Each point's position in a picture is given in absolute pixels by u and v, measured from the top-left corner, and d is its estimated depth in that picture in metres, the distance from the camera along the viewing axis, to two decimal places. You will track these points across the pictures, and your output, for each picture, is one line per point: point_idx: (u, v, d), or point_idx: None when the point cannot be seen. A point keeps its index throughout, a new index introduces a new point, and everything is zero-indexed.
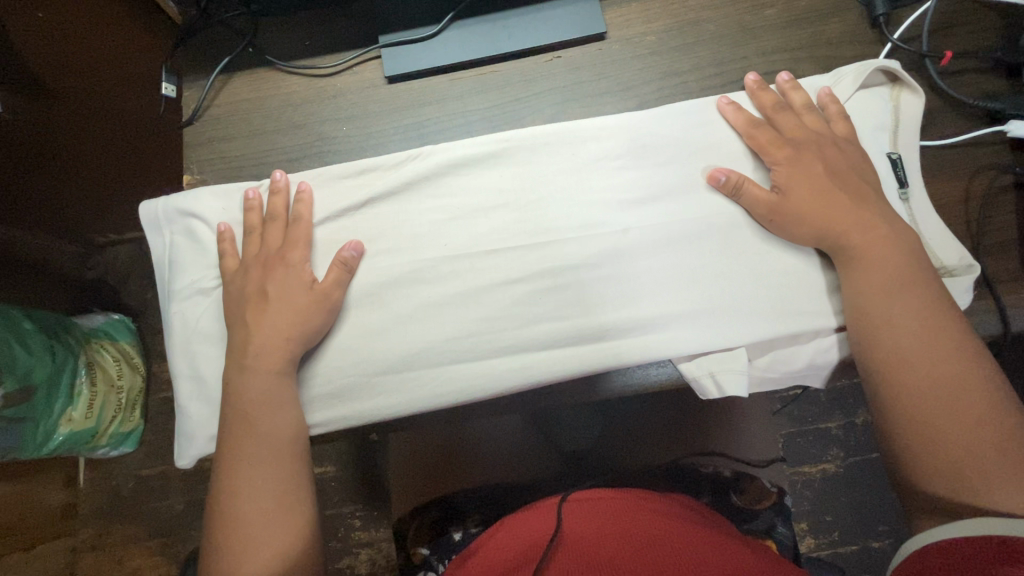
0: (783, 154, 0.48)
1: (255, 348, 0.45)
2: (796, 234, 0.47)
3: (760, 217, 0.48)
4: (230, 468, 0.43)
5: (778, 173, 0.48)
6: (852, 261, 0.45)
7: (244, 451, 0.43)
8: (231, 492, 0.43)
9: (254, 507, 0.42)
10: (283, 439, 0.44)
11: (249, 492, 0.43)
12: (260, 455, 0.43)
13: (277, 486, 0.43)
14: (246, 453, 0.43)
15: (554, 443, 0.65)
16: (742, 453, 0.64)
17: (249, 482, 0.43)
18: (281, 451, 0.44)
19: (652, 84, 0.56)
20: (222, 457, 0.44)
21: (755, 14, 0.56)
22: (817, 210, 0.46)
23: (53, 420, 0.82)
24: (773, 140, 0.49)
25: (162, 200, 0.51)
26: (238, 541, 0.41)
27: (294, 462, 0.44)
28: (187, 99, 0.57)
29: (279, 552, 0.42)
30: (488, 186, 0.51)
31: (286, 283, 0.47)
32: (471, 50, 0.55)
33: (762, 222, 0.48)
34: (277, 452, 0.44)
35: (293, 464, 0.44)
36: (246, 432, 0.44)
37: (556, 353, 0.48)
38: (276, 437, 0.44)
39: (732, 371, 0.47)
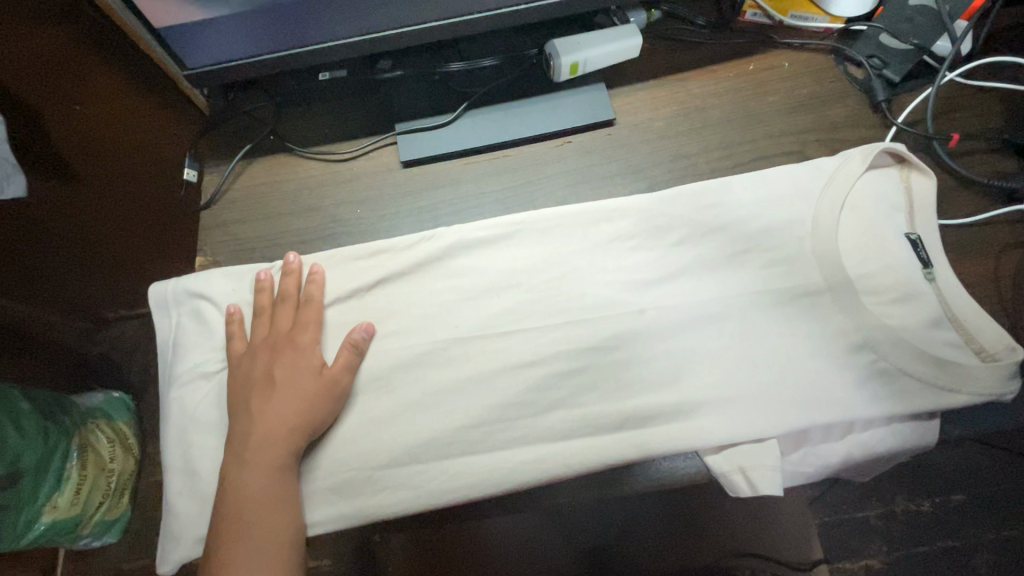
0: None
1: (258, 437, 0.43)
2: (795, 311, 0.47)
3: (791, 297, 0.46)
4: None
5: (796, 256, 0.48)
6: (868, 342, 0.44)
7: (235, 560, 0.39)
8: None
9: None
10: (281, 543, 0.40)
11: None
12: (252, 563, 0.39)
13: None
14: (236, 561, 0.39)
15: (574, 539, 0.60)
16: (779, 553, 0.61)
17: None
18: (274, 559, 0.40)
19: (662, 166, 0.56)
20: (208, 565, 0.39)
21: (758, 102, 0.58)
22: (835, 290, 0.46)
23: (36, 508, 0.77)
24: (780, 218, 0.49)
25: (173, 281, 0.51)
26: None
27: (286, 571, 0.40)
28: (206, 183, 0.58)
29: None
30: (502, 266, 0.50)
31: (293, 368, 0.45)
32: (485, 136, 0.57)
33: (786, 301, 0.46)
34: (269, 560, 0.40)
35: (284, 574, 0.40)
36: (240, 534, 0.40)
37: (574, 443, 0.44)
38: (271, 540, 0.40)
39: (765, 468, 0.43)
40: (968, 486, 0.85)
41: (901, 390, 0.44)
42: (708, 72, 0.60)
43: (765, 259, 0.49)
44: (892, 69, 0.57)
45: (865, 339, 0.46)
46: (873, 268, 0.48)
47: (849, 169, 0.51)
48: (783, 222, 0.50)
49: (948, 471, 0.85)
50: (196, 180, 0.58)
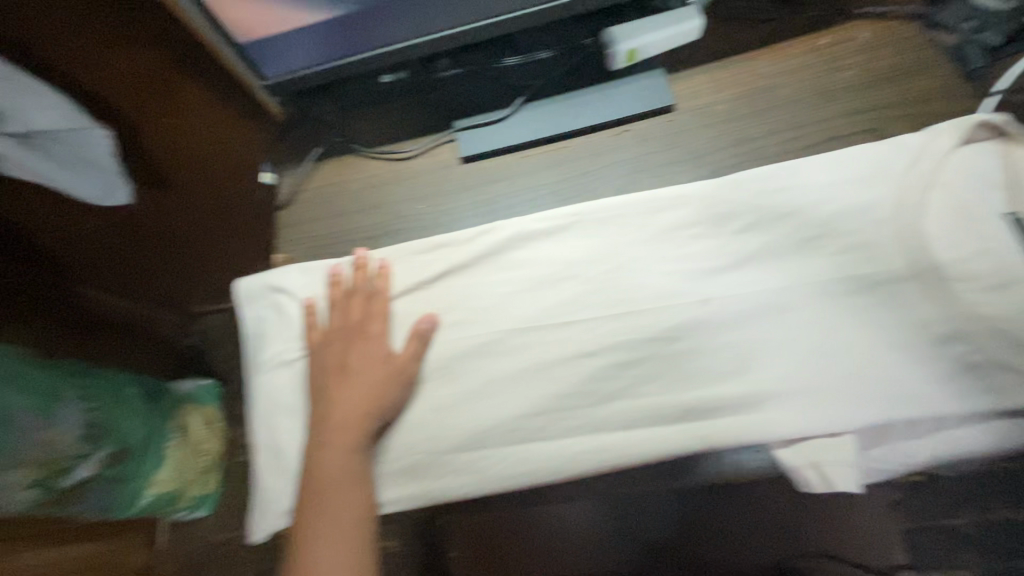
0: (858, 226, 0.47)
1: (335, 420, 0.46)
2: (873, 301, 0.45)
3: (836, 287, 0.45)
4: (302, 548, 0.42)
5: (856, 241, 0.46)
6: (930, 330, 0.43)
7: (317, 533, 0.42)
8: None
9: None
10: (358, 518, 0.43)
11: None
12: (331, 536, 0.42)
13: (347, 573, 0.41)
14: (318, 534, 0.42)
15: (633, 536, 0.60)
16: (856, 553, 0.60)
17: (317, 566, 0.41)
18: (352, 534, 0.43)
19: (726, 151, 0.54)
20: (294, 536, 0.43)
21: (832, 77, 0.55)
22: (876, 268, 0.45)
23: (143, 484, 0.87)
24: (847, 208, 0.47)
25: (256, 277, 0.55)
26: None
27: (362, 545, 0.43)
28: (284, 184, 0.62)
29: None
30: (560, 257, 0.51)
31: (365, 356, 0.48)
32: (541, 128, 0.58)
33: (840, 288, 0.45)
34: (347, 534, 0.43)
35: (360, 547, 0.42)
36: (321, 510, 0.43)
37: (634, 433, 0.44)
38: (348, 516, 0.43)
39: (841, 463, 0.41)
40: None
41: (998, 384, 0.41)
42: (776, 50, 0.57)
43: (839, 245, 0.46)
44: (992, 33, 0.53)
45: (956, 329, 0.42)
46: (966, 252, 0.44)
47: (937, 146, 0.47)
48: (861, 206, 0.47)
49: None
50: (275, 181, 0.61)
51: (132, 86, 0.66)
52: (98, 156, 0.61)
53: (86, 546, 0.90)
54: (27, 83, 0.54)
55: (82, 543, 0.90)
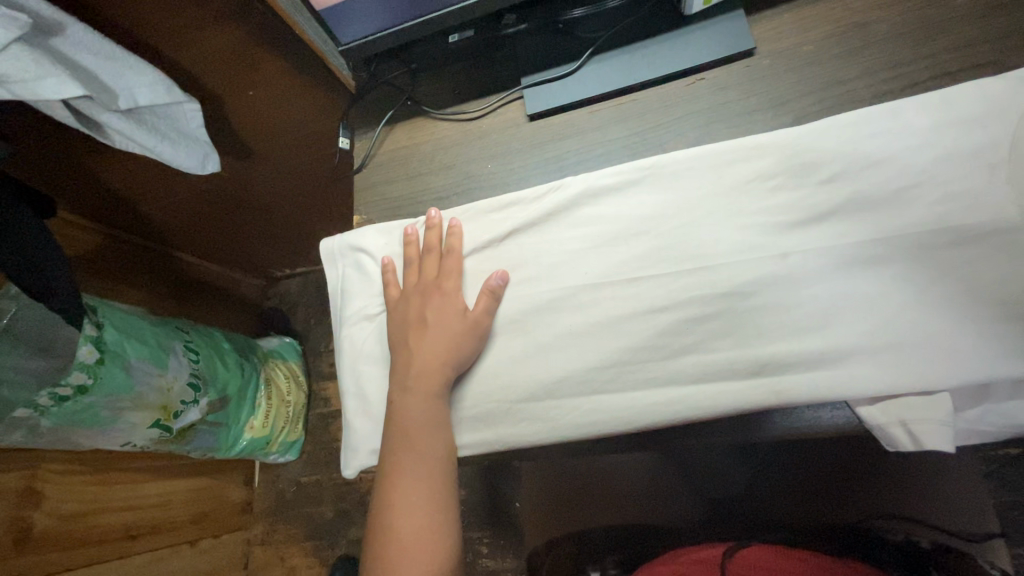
0: (953, 173, 0.43)
1: (416, 369, 0.49)
2: (977, 253, 0.41)
3: (928, 239, 0.42)
4: (390, 482, 0.47)
5: (956, 191, 0.42)
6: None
7: (403, 469, 0.47)
8: (393, 509, 0.46)
9: (412, 523, 0.46)
10: (438, 457, 0.47)
11: (405, 506, 0.46)
12: (415, 472, 0.46)
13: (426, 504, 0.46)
14: (403, 469, 0.47)
15: (698, 488, 0.63)
16: (941, 518, 0.56)
17: (405, 498, 0.46)
18: (433, 472, 0.47)
19: (811, 97, 0.51)
20: (383, 472, 0.48)
21: (940, 7, 0.49)
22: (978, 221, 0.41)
23: (240, 426, 0.99)
24: (952, 153, 0.43)
25: (337, 237, 0.59)
26: (394, 551, 0.45)
27: (443, 481, 0.47)
28: (358, 149, 0.65)
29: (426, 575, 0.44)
30: (630, 213, 0.50)
31: (441, 310, 0.51)
32: (610, 81, 0.56)
33: (935, 237, 0.42)
34: (429, 471, 0.47)
35: (442, 483, 0.47)
36: (405, 448, 0.47)
37: (705, 387, 0.44)
38: (430, 456, 0.47)
39: (931, 421, 0.40)
40: None
41: None
42: None
43: (941, 193, 0.43)
44: None
45: None
46: None
47: None
48: (969, 150, 0.43)
49: None
50: (349, 147, 0.65)
51: (223, 67, 0.70)
52: (194, 131, 0.67)
53: (196, 480, 1.03)
54: (129, 61, 0.58)
55: (195, 477, 1.02)
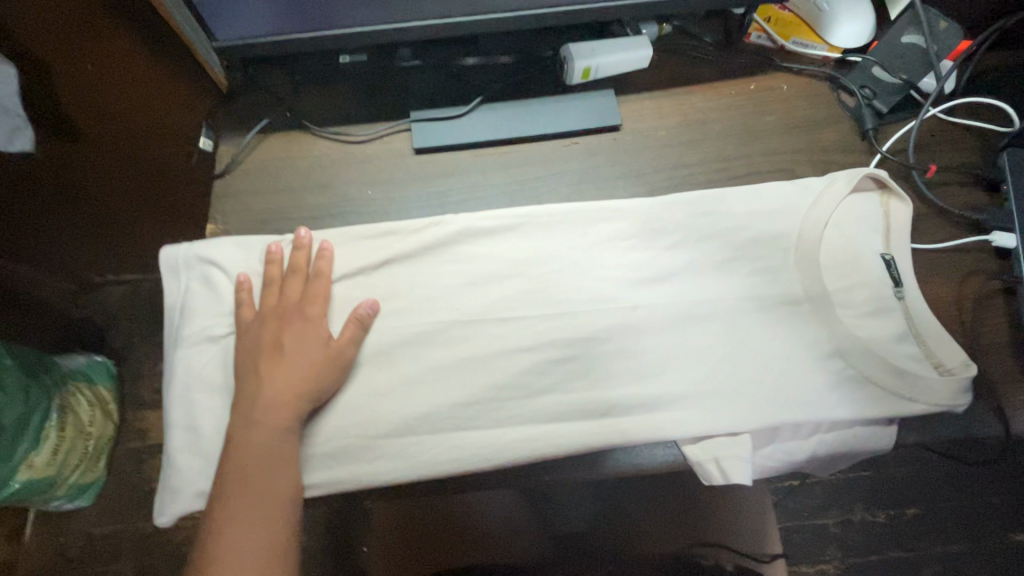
0: (759, 252, 0.53)
1: (266, 400, 0.44)
2: (774, 318, 0.51)
3: (740, 304, 0.51)
4: (217, 528, 0.41)
5: (759, 266, 0.52)
6: (812, 344, 0.50)
7: (236, 512, 0.41)
8: (217, 560, 0.40)
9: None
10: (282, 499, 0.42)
11: (233, 557, 0.40)
12: (251, 515, 0.41)
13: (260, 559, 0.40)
14: (239, 516, 0.41)
15: (550, 525, 0.67)
16: (742, 545, 0.65)
17: (234, 546, 0.40)
18: (272, 515, 0.42)
19: (662, 173, 0.59)
20: (210, 516, 0.42)
21: (756, 119, 0.61)
22: (773, 293, 0.52)
23: (13, 465, 0.79)
24: (759, 236, 0.53)
25: (184, 245, 0.52)
26: None
27: (282, 526, 0.42)
28: (221, 153, 0.59)
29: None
30: (504, 255, 0.53)
31: (301, 336, 0.47)
32: (496, 130, 0.60)
33: (747, 304, 0.51)
34: (267, 515, 0.42)
35: (280, 528, 0.42)
36: (244, 491, 0.42)
37: (560, 425, 0.47)
38: (271, 497, 0.42)
39: (736, 459, 0.46)
40: (922, 502, 0.94)
41: (865, 396, 0.48)
42: (713, 88, 0.63)
43: (752, 267, 0.53)
44: (881, 100, 0.60)
45: (836, 348, 0.49)
46: (849, 283, 0.52)
47: (835, 190, 0.54)
48: (771, 235, 0.53)
49: (901, 487, 0.95)
50: (212, 149, 0.60)
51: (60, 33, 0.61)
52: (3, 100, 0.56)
53: None
54: None
55: None
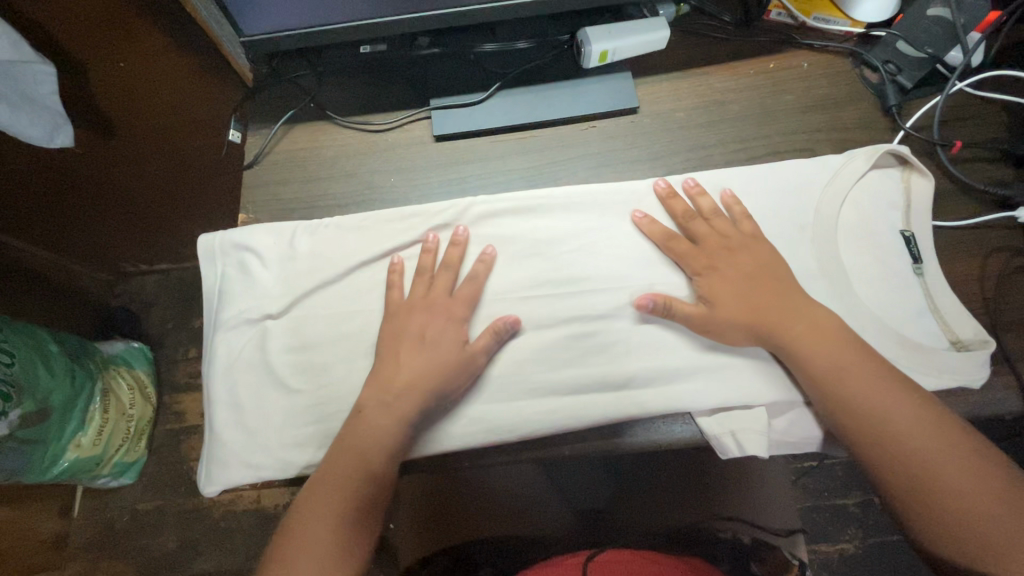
0: (773, 230, 0.53)
1: (399, 393, 0.47)
2: None
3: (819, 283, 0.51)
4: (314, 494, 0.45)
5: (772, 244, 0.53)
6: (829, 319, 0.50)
7: (332, 483, 0.45)
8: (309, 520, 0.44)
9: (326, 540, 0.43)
10: (371, 484, 0.45)
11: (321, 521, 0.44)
12: (342, 489, 0.44)
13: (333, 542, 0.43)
14: (319, 500, 0.44)
15: (569, 499, 0.67)
16: (765, 520, 0.65)
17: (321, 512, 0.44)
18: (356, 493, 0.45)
19: (680, 155, 0.60)
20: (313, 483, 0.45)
21: (775, 99, 0.61)
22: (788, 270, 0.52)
23: (62, 444, 0.84)
24: (775, 215, 0.54)
25: (219, 233, 0.55)
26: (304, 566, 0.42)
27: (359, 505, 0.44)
28: (249, 144, 0.62)
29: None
30: (523, 237, 0.54)
31: (445, 336, 0.50)
32: (513, 115, 0.61)
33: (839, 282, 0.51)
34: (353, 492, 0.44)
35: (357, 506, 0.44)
36: (345, 467, 0.45)
37: (579, 400, 0.49)
38: (357, 476, 0.45)
39: (754, 432, 0.48)
40: None
41: None
42: (731, 68, 0.62)
43: None
44: (906, 75, 0.59)
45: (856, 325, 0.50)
46: (867, 260, 0.52)
47: (853, 167, 0.54)
48: (788, 214, 0.54)
49: None
50: (240, 141, 0.62)
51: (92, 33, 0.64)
52: (45, 97, 0.59)
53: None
54: None
55: None
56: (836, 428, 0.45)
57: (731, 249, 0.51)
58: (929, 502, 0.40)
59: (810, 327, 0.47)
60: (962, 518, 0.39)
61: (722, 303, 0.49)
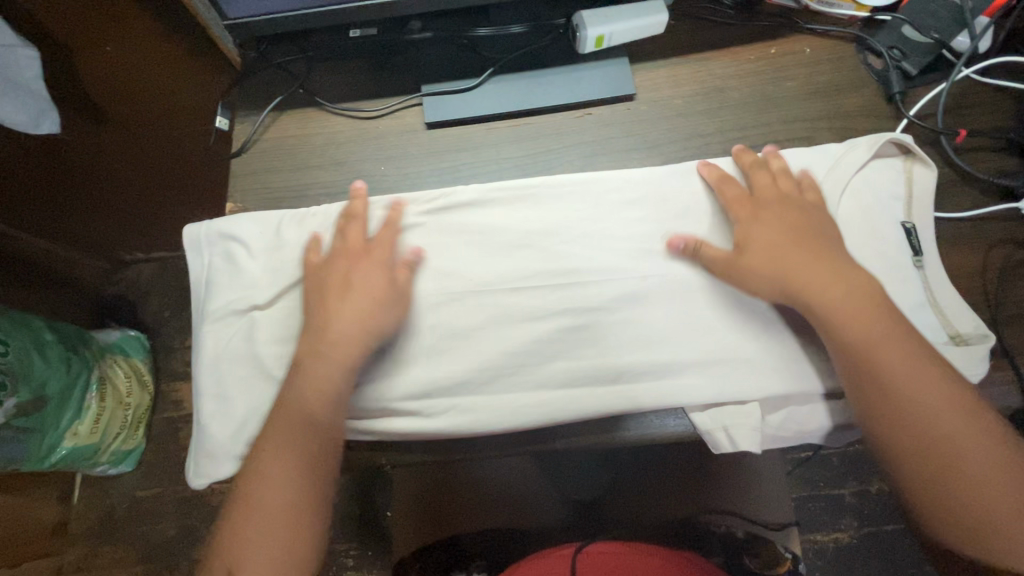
0: None
1: (331, 341, 0.46)
2: None
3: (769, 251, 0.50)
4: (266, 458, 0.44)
5: None
6: None
7: (285, 448, 0.44)
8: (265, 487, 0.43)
9: (279, 506, 0.43)
10: (322, 445, 0.44)
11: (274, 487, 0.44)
12: (297, 452, 0.44)
13: (300, 505, 0.43)
14: (284, 465, 0.44)
15: (564, 491, 0.67)
16: (760, 514, 0.66)
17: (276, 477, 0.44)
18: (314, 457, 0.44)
19: (677, 144, 0.58)
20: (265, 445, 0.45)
21: (776, 86, 0.59)
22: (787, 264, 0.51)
23: (59, 433, 0.84)
24: None
25: (204, 222, 0.54)
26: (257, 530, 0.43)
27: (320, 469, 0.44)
28: (238, 132, 0.60)
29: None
30: (516, 227, 0.53)
31: (370, 276, 0.49)
32: (507, 102, 0.59)
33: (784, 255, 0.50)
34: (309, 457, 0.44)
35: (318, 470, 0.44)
36: (293, 427, 0.44)
37: (572, 392, 0.48)
38: (312, 437, 0.44)
39: (746, 428, 0.47)
40: None
41: None
42: (731, 54, 0.61)
43: None
44: (910, 61, 0.58)
45: None
46: (866, 252, 0.51)
47: (855, 156, 0.52)
48: None
49: None
50: (228, 129, 0.60)
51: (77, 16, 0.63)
52: (30, 83, 0.58)
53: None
54: None
55: None
56: (862, 405, 0.43)
57: (764, 210, 0.49)
58: (947, 484, 0.40)
59: (853, 296, 0.44)
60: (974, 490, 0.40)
61: (758, 252, 0.47)
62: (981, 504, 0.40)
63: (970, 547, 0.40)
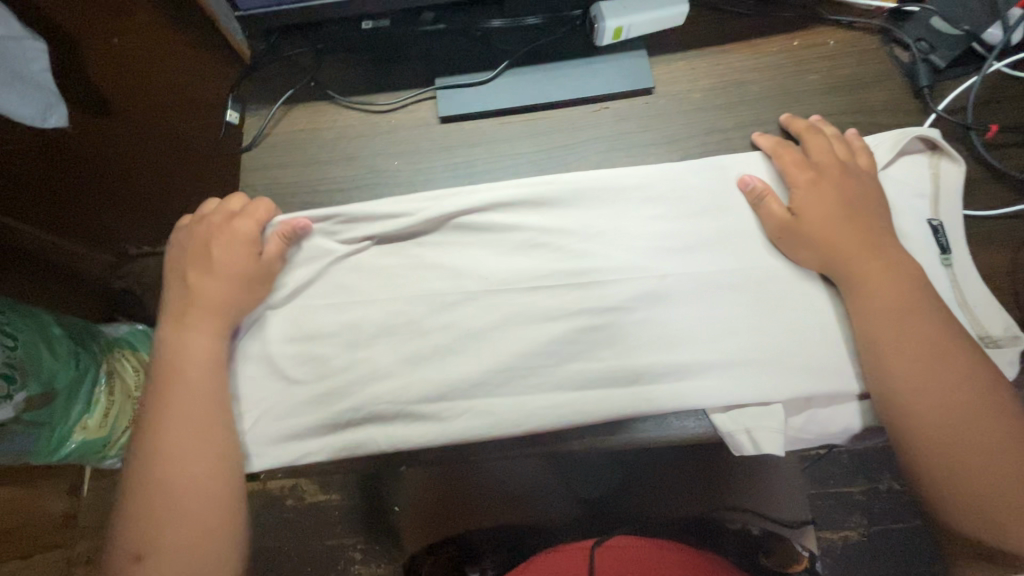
0: None
1: (197, 304, 0.48)
2: (806, 287, 0.49)
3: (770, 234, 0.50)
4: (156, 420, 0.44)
5: None
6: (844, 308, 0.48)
7: (175, 407, 0.44)
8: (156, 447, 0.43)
9: (176, 468, 0.43)
10: (207, 406, 0.45)
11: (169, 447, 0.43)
12: (186, 411, 0.44)
13: (203, 471, 0.43)
14: (178, 425, 0.44)
15: (575, 492, 0.66)
16: (774, 513, 0.66)
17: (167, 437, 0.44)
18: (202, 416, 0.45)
19: (696, 139, 0.57)
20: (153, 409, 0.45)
21: (798, 79, 0.58)
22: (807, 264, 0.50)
23: (68, 427, 0.83)
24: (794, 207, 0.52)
25: None
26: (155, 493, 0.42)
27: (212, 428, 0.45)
28: (248, 125, 0.59)
29: (210, 562, 0.41)
30: (532, 225, 0.52)
31: (231, 245, 0.49)
32: (522, 96, 0.58)
33: (773, 239, 0.50)
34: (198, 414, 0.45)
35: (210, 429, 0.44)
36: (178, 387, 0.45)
37: (589, 393, 0.47)
38: (198, 396, 0.45)
39: (769, 429, 0.46)
40: None
41: None
42: (752, 46, 0.59)
43: None
44: (939, 54, 0.56)
45: None
46: None
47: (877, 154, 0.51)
48: None
49: None
50: (239, 122, 0.60)
51: None
52: (37, 75, 0.57)
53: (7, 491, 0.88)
54: None
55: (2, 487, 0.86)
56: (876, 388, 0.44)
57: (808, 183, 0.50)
58: (961, 470, 0.40)
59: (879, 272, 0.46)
60: (995, 482, 0.39)
61: (804, 226, 0.48)
62: (999, 498, 0.39)
63: (987, 533, 0.39)
